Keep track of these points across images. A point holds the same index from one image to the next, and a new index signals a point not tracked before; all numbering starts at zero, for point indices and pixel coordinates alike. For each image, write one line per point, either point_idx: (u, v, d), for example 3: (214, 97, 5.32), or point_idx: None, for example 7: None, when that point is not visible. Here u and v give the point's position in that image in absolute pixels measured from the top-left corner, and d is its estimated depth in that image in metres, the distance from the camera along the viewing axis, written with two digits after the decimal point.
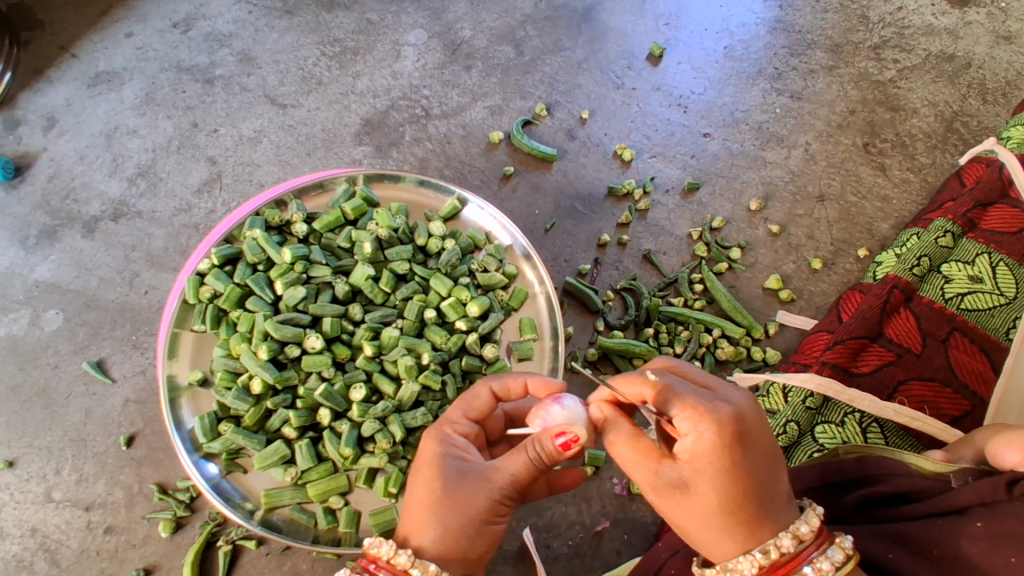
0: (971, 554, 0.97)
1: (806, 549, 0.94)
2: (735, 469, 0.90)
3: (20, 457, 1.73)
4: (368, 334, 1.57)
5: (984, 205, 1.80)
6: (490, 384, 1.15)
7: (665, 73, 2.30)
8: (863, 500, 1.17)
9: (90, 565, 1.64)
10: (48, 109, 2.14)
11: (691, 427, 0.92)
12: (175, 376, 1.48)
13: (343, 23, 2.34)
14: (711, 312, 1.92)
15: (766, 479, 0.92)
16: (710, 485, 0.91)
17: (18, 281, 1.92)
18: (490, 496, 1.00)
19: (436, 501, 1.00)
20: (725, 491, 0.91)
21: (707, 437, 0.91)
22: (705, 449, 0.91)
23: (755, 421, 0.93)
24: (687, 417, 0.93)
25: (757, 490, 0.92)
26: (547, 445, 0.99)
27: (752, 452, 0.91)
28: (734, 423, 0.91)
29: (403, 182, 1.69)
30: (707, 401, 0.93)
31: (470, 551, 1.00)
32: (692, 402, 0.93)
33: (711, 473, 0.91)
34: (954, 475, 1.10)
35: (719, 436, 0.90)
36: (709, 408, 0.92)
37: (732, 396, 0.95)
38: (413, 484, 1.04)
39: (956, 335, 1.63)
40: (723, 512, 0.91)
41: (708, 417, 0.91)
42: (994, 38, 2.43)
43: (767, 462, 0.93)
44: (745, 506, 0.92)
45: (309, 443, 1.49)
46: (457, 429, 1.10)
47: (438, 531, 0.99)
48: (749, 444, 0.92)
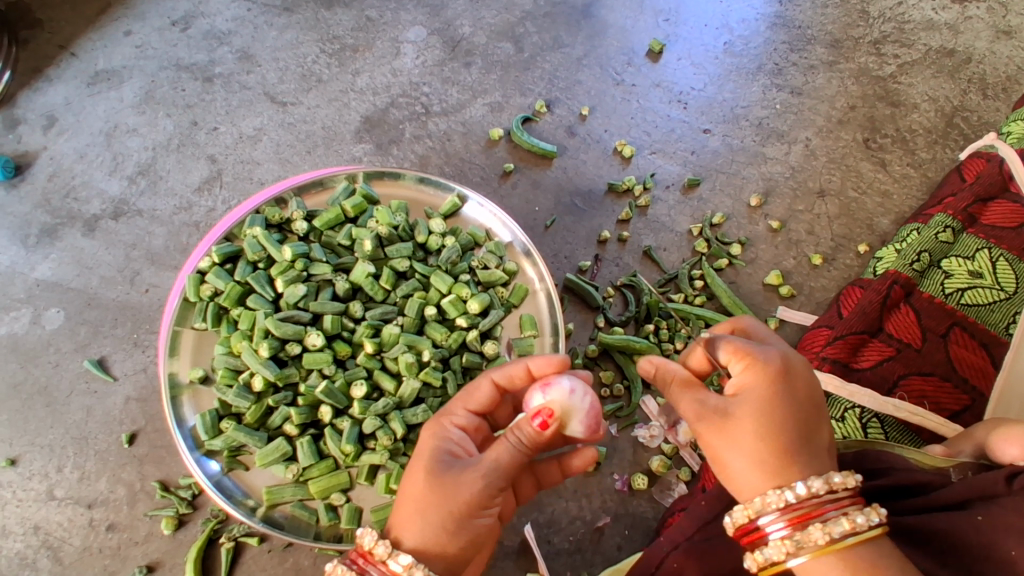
0: (972, 546, 0.96)
1: (836, 502, 0.92)
2: (777, 402, 0.96)
3: (22, 455, 1.74)
4: (369, 331, 1.56)
5: (985, 200, 1.80)
6: (490, 375, 1.15)
7: (665, 69, 2.30)
8: (865, 492, 1.13)
9: (93, 563, 1.65)
10: (47, 108, 2.15)
11: (740, 361, 1.01)
12: (176, 374, 1.49)
13: (342, 21, 2.34)
14: (711, 308, 1.92)
15: (805, 422, 0.96)
16: (750, 413, 0.96)
17: (19, 280, 1.92)
18: (473, 488, 0.98)
19: (420, 495, 1.00)
20: (765, 421, 0.95)
21: (752, 370, 0.99)
22: (751, 381, 0.98)
23: (800, 371, 1.00)
24: (739, 359, 1.01)
25: (796, 429, 0.95)
26: (527, 431, 1.00)
27: (796, 393, 0.97)
28: (780, 362, 0.98)
29: (403, 180, 1.70)
30: (759, 347, 1.01)
31: (449, 546, 0.99)
32: (745, 345, 1.01)
33: (755, 400, 0.96)
34: (955, 470, 1.13)
35: (764, 370, 0.98)
36: (760, 351, 1.00)
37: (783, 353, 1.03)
38: (406, 475, 1.05)
39: (956, 330, 1.62)
40: (760, 440, 0.94)
41: (760, 358, 0.99)
42: (994, 33, 2.43)
43: (812, 408, 0.98)
44: (784, 442, 0.94)
45: (310, 440, 1.50)
46: (455, 421, 1.11)
47: (422, 525, 0.99)
48: (794, 386, 0.97)
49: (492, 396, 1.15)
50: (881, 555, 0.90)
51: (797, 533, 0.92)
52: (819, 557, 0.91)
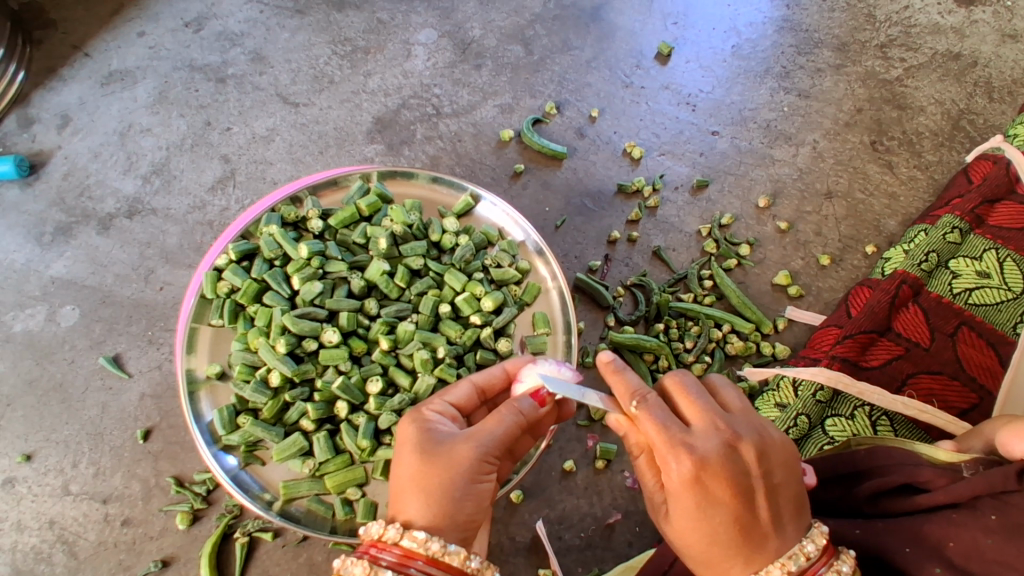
0: (986, 548, 0.98)
1: (816, 563, 0.99)
2: (702, 514, 0.97)
3: (38, 450, 1.76)
4: (384, 328, 1.60)
5: (991, 201, 1.82)
6: (470, 377, 1.19)
7: (674, 72, 2.32)
8: (875, 492, 1.19)
9: (109, 557, 1.67)
10: (62, 107, 2.17)
11: (662, 464, 0.99)
12: (194, 370, 1.50)
13: (354, 23, 2.36)
14: (721, 307, 1.94)
15: (741, 517, 0.97)
16: (683, 520, 1.00)
17: (34, 277, 1.94)
18: (474, 450, 1.03)
19: (416, 470, 1.02)
20: (699, 528, 0.98)
21: (670, 472, 0.97)
22: (673, 488, 0.98)
23: (719, 463, 0.96)
24: (659, 454, 0.98)
25: (731, 530, 0.97)
26: (525, 403, 1.09)
27: (717, 499, 0.96)
28: (694, 473, 0.95)
29: (417, 179, 1.72)
30: (673, 446, 0.97)
31: (459, 512, 1.01)
32: (662, 442, 0.98)
33: (681, 508, 0.98)
34: (966, 465, 1.11)
35: (679, 477, 0.96)
36: (672, 453, 0.96)
37: (707, 442, 0.97)
38: (398, 462, 1.06)
39: (964, 329, 1.64)
40: (699, 543, 1.00)
41: (672, 463, 0.96)
42: (1000, 37, 2.45)
43: (743, 496, 0.97)
44: (722, 543, 0.98)
45: (326, 435, 1.53)
46: (436, 409, 1.12)
47: (426, 498, 1.00)
48: (715, 489, 0.96)
49: (471, 392, 1.18)
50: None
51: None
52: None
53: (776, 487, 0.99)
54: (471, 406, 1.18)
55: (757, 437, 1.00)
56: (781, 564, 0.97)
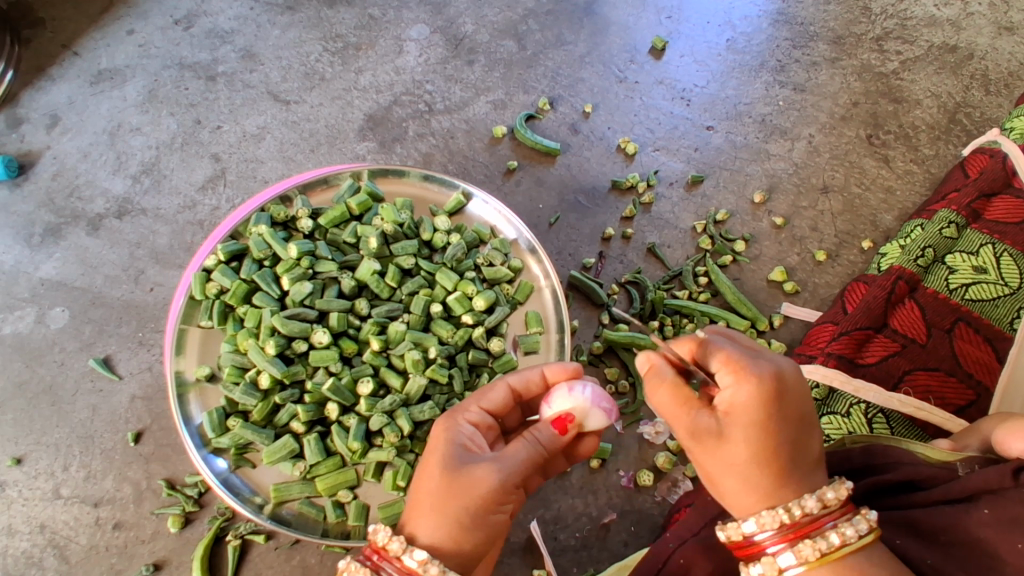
0: (978, 541, 0.96)
1: (830, 516, 0.92)
2: (765, 428, 0.91)
3: (28, 454, 1.74)
4: (375, 329, 1.58)
5: (988, 195, 1.80)
6: (507, 379, 1.17)
7: (668, 66, 2.30)
8: (871, 488, 1.15)
9: (100, 561, 1.65)
10: (51, 107, 2.14)
11: (732, 381, 0.94)
12: (183, 372, 1.49)
13: (345, 19, 2.34)
14: (716, 304, 1.92)
15: (800, 432, 0.93)
16: (741, 441, 0.92)
17: (24, 279, 1.92)
18: (492, 477, 0.98)
19: (434, 485, 0.98)
20: (761, 444, 0.91)
21: (743, 387, 0.93)
22: (743, 402, 0.92)
23: (793, 377, 0.94)
24: (730, 373, 0.94)
25: (789, 445, 0.92)
26: (543, 432, 1.06)
27: (788, 409, 0.92)
28: (775, 378, 0.92)
29: (408, 177, 1.71)
30: (751, 359, 0.95)
31: (465, 540, 0.97)
32: (737, 360, 0.95)
33: (747, 425, 0.91)
34: (961, 463, 1.11)
35: (757, 389, 0.91)
36: (753, 366, 0.94)
37: (780, 359, 0.97)
38: (418, 472, 1.03)
39: (961, 325, 1.63)
40: (752, 463, 0.92)
41: (753, 377, 0.92)
42: (996, 29, 2.43)
43: (805, 418, 0.94)
44: (774, 463, 0.92)
45: (317, 438, 1.50)
46: (468, 420, 1.09)
47: (436, 517, 0.97)
48: (785, 405, 0.92)
49: (507, 400, 1.16)
50: (871, 561, 0.91)
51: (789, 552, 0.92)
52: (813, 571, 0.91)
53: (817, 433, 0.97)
54: (504, 409, 1.16)
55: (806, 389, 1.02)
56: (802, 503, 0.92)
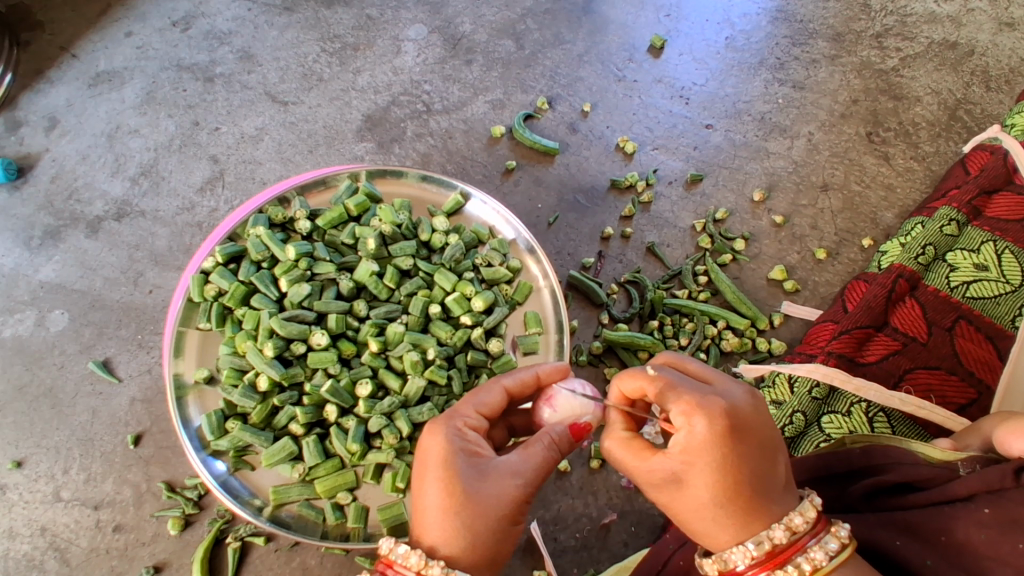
0: (978, 542, 0.96)
1: (801, 540, 0.93)
2: (722, 467, 0.91)
3: (28, 457, 1.74)
4: (374, 330, 1.57)
5: (989, 192, 1.80)
6: (503, 381, 1.14)
7: (666, 65, 2.29)
8: (870, 489, 1.16)
9: (100, 564, 1.65)
10: (49, 109, 2.14)
11: (685, 421, 0.93)
12: (181, 375, 1.48)
13: (342, 19, 2.33)
14: (716, 303, 1.92)
15: (759, 465, 0.93)
16: (701, 482, 0.92)
17: (23, 282, 1.92)
18: (516, 487, 1.00)
19: (453, 501, 0.97)
20: (721, 482, 0.91)
21: (694, 428, 0.92)
22: (698, 443, 0.92)
23: (746, 410, 0.94)
24: (681, 412, 0.94)
25: (750, 479, 0.92)
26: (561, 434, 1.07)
27: (746, 445, 0.92)
28: (727, 415, 0.92)
29: (406, 178, 1.70)
30: (701, 396, 0.94)
31: (493, 551, 0.99)
32: (686, 400, 0.94)
33: (704, 467, 0.91)
34: (962, 463, 1.09)
35: (708, 428, 0.91)
36: (702, 403, 0.93)
37: (731, 390, 0.97)
38: (425, 487, 0.99)
39: (962, 323, 1.62)
40: (715, 503, 0.92)
41: (704, 415, 0.92)
42: (997, 25, 2.42)
43: (765, 449, 0.94)
44: (738, 499, 0.92)
45: (317, 439, 1.50)
46: (468, 426, 1.06)
47: (464, 534, 0.97)
48: (739, 442, 0.92)
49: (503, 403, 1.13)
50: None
51: None
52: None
53: (781, 458, 0.96)
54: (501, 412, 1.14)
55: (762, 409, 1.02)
56: (770, 532, 0.92)
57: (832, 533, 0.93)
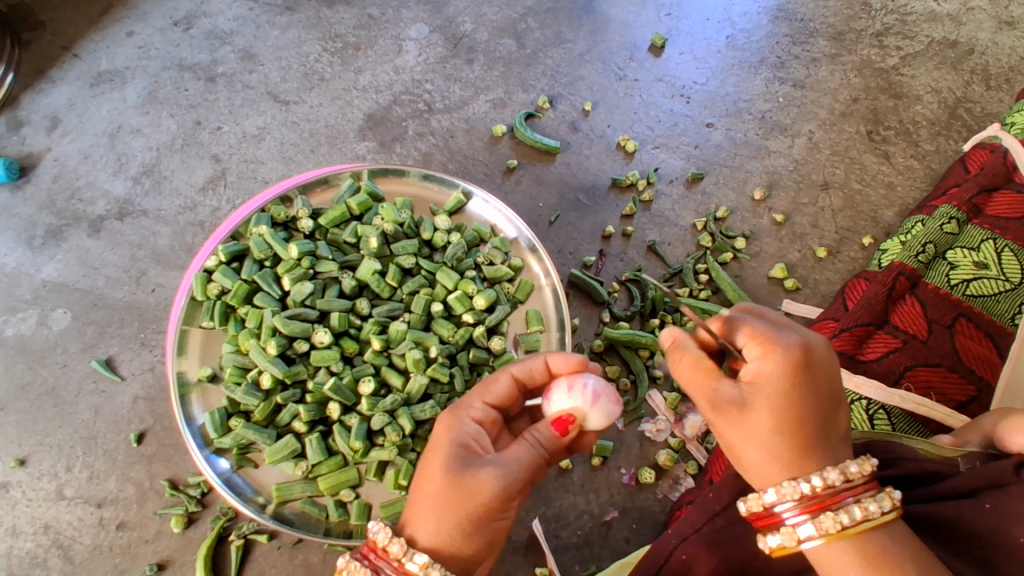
0: (982, 534, 0.96)
1: (853, 490, 0.90)
2: (793, 398, 0.89)
3: (31, 455, 1.75)
4: (376, 328, 1.58)
5: (989, 190, 1.81)
6: (512, 370, 1.16)
7: (667, 64, 2.30)
8: (873, 484, 1.13)
9: (103, 562, 1.66)
10: (51, 109, 2.15)
11: (762, 351, 0.92)
12: (185, 373, 1.49)
13: (344, 19, 2.34)
14: (717, 302, 1.92)
15: (826, 405, 0.91)
16: (767, 410, 0.90)
17: (26, 281, 1.93)
18: (495, 480, 0.97)
19: (435, 487, 0.97)
20: (788, 413, 0.89)
21: (771, 358, 0.91)
22: (772, 371, 0.90)
23: (823, 351, 0.92)
24: (758, 344, 0.93)
25: (815, 416, 0.90)
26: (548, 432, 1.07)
27: (818, 380, 0.90)
28: (805, 351, 0.91)
29: (408, 177, 1.71)
30: (780, 332, 0.93)
31: (465, 547, 0.97)
32: (766, 334, 0.93)
33: (775, 395, 0.89)
34: (963, 459, 1.12)
35: (786, 358, 0.90)
36: (782, 339, 0.92)
37: (808, 334, 0.96)
38: (421, 475, 1.00)
39: (962, 321, 1.63)
40: (777, 433, 0.90)
41: (782, 346, 0.91)
42: (997, 23, 2.42)
43: (832, 391, 0.92)
44: (800, 434, 0.90)
45: (319, 437, 1.51)
46: (471, 417, 1.08)
47: (438, 523, 0.96)
48: (814, 378, 0.90)
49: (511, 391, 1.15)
50: (894, 539, 0.88)
51: (811, 523, 0.89)
52: (832, 543, 0.89)
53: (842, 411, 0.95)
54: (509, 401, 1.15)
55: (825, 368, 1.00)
56: (824, 473, 0.89)
57: (884, 492, 0.90)
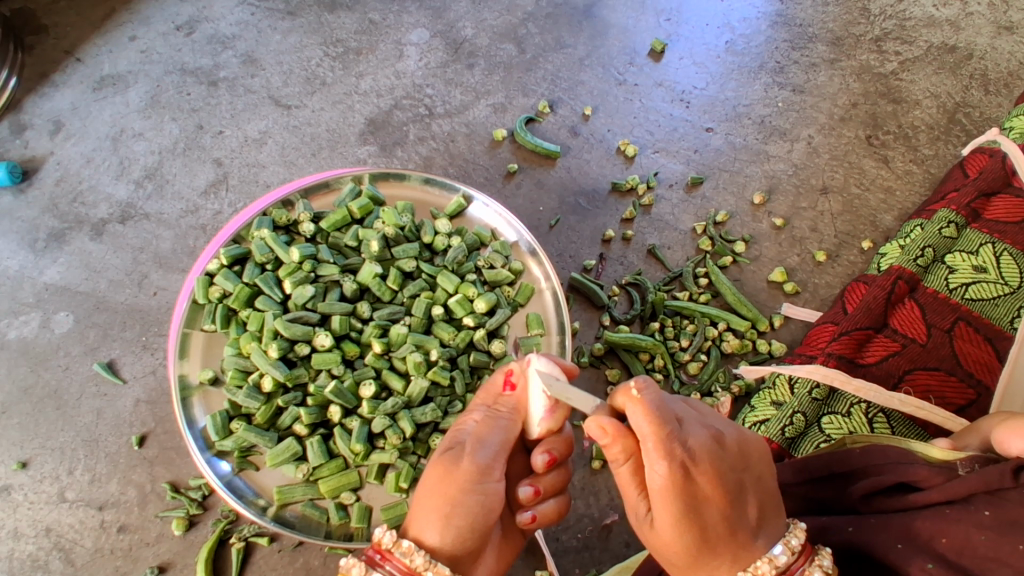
0: (979, 543, 0.97)
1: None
2: (685, 520, 0.91)
3: (33, 458, 1.75)
4: (377, 331, 1.59)
5: (987, 195, 1.81)
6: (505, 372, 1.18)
7: (667, 68, 2.31)
8: (869, 491, 1.17)
9: (105, 565, 1.66)
10: (54, 113, 2.16)
11: (648, 466, 0.91)
12: (186, 376, 1.50)
13: (345, 24, 2.35)
14: (716, 305, 1.93)
15: (724, 517, 0.92)
16: (668, 523, 0.92)
17: (28, 284, 1.94)
18: (478, 458, 1.02)
19: (430, 471, 1.03)
20: (682, 533, 0.92)
21: (657, 473, 0.90)
22: (659, 492, 0.91)
23: (707, 459, 0.91)
24: (647, 459, 0.91)
25: (712, 533, 0.92)
26: (508, 402, 1.10)
27: (704, 496, 0.91)
28: (685, 467, 0.90)
29: (408, 181, 1.71)
30: (666, 443, 0.90)
31: (451, 534, 0.98)
32: (655, 439, 0.90)
33: (667, 517, 0.91)
34: (961, 462, 1.08)
35: (672, 473, 0.89)
36: (671, 446, 0.90)
37: (694, 434, 0.93)
38: (423, 477, 1.04)
39: (961, 324, 1.63)
40: (685, 547, 0.93)
41: (665, 464, 0.89)
42: (996, 29, 2.44)
43: (729, 498, 0.92)
44: (704, 550, 0.93)
45: (320, 439, 1.52)
46: (471, 416, 1.10)
47: (430, 515, 0.99)
48: (699, 497, 0.91)
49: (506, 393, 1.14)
50: None
51: None
52: None
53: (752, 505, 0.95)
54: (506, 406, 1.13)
55: (738, 436, 1.00)
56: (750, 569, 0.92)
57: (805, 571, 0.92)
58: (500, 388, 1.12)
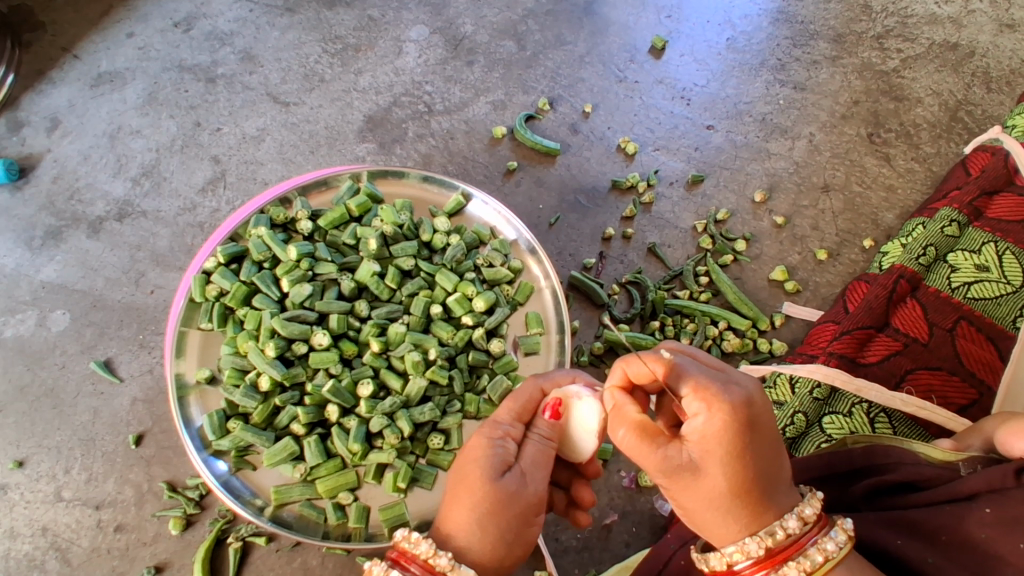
0: (981, 539, 0.95)
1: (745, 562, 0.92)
2: (743, 461, 0.87)
3: (29, 457, 1.74)
4: (375, 330, 1.58)
5: (990, 193, 1.81)
6: (539, 382, 1.16)
7: (668, 66, 2.30)
8: (872, 489, 1.16)
9: (101, 564, 1.65)
10: (51, 110, 2.15)
11: (702, 408, 0.88)
12: (183, 375, 1.48)
13: (343, 20, 2.33)
14: (717, 304, 1.92)
15: (771, 463, 0.90)
16: (723, 469, 0.88)
17: (25, 282, 1.93)
18: (536, 487, 1.01)
19: (484, 504, 0.96)
20: (735, 477, 0.88)
21: (717, 417, 0.87)
22: (716, 432, 0.87)
23: (761, 403, 0.90)
24: (699, 399, 0.89)
25: (762, 474, 0.89)
26: (546, 427, 1.09)
27: (761, 437, 0.89)
28: (747, 406, 0.88)
29: (407, 178, 1.71)
30: (721, 385, 0.89)
31: (507, 558, 0.99)
32: (707, 386, 0.89)
33: (722, 458, 0.87)
34: (963, 463, 1.09)
35: (733, 414, 0.87)
36: (722, 390, 0.89)
37: (742, 380, 0.94)
38: (464, 497, 0.97)
39: (963, 324, 1.62)
40: (734, 492, 0.88)
41: (724, 403, 0.87)
42: (998, 26, 2.42)
43: (774, 442, 0.91)
44: (752, 492, 0.89)
45: (318, 439, 1.50)
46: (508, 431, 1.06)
47: (488, 538, 0.96)
48: (759, 438, 0.88)
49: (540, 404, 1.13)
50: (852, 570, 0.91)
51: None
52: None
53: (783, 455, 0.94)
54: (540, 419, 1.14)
55: None
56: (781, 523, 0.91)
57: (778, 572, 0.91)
58: (541, 412, 1.11)
